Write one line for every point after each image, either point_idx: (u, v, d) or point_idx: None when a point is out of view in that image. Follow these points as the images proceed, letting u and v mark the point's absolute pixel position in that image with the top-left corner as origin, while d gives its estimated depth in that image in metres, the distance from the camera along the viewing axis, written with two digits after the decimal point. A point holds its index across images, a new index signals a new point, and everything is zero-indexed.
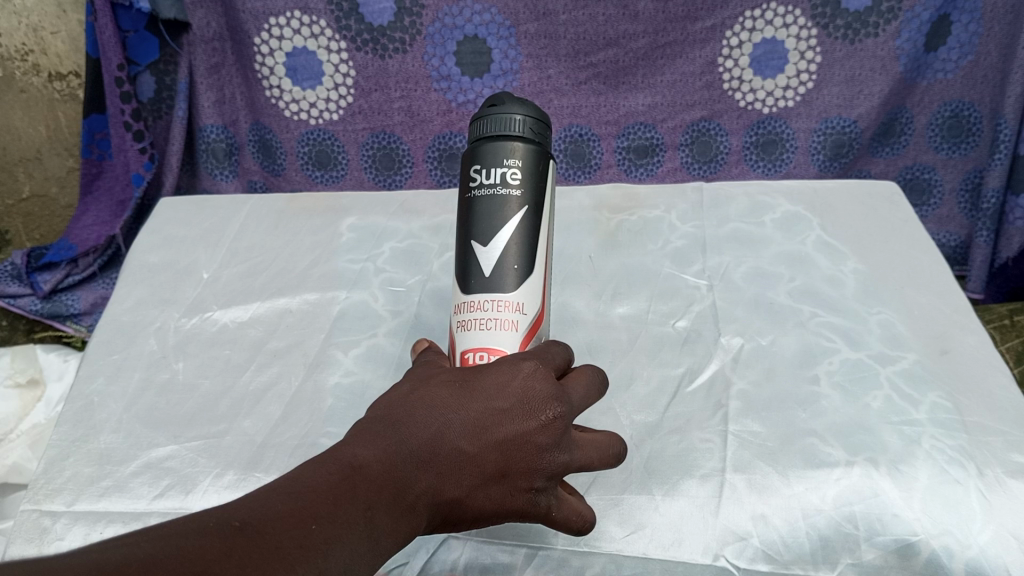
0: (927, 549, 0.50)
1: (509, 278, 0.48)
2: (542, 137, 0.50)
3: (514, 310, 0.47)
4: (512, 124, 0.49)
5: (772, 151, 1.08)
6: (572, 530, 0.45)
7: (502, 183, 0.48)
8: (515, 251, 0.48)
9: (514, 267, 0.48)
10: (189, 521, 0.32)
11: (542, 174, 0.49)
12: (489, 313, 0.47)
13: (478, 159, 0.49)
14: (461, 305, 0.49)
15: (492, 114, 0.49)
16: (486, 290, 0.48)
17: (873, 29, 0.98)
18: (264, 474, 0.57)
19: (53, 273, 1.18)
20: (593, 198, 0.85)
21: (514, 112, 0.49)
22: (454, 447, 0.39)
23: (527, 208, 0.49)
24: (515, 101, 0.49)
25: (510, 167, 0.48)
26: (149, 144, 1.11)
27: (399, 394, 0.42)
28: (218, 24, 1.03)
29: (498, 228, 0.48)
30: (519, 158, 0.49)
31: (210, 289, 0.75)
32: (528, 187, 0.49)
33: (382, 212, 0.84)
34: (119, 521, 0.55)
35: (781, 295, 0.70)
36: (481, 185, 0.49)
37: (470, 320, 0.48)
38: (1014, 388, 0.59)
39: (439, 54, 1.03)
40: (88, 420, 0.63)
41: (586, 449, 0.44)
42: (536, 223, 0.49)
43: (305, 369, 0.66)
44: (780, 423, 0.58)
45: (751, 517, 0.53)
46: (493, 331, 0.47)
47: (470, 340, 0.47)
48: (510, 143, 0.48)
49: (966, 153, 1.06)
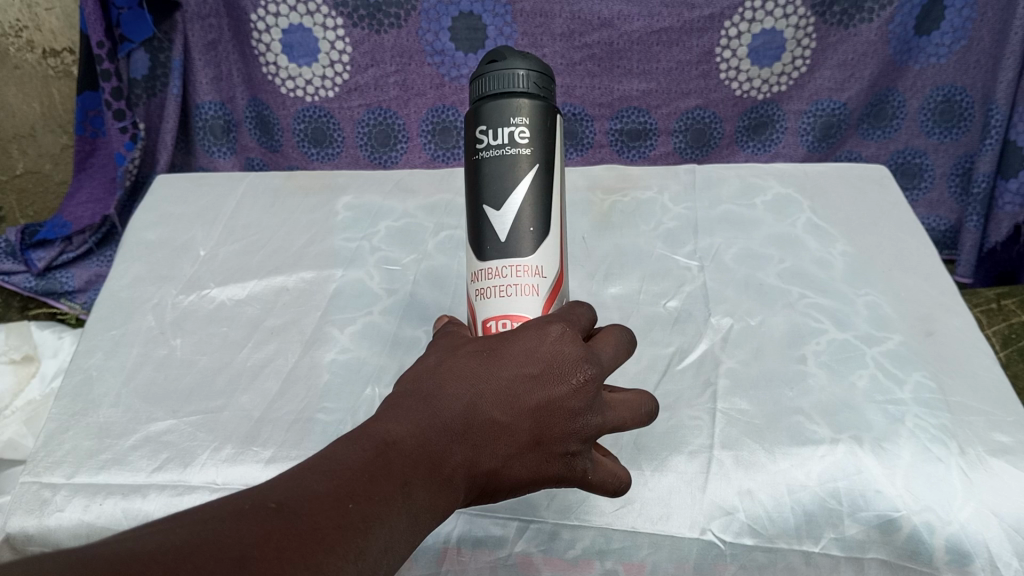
0: (908, 524, 0.51)
1: (526, 242, 0.48)
2: (547, 89, 0.49)
3: (533, 275, 0.48)
4: (514, 80, 0.48)
5: (763, 132, 1.10)
6: (607, 491, 0.46)
7: (510, 144, 0.48)
8: (530, 213, 0.48)
9: (530, 231, 0.48)
10: (225, 505, 0.32)
11: (549, 128, 0.49)
12: (508, 279, 0.48)
13: (482, 120, 0.48)
14: (478, 272, 0.49)
15: (492, 71, 0.48)
16: (503, 256, 0.48)
17: (868, 14, 0.98)
18: (261, 449, 0.58)
19: (47, 250, 1.18)
20: (587, 179, 0.85)
21: (515, 67, 0.48)
22: (487, 417, 0.40)
23: (537, 167, 0.49)
24: (513, 53, 0.48)
25: (517, 126, 0.48)
26: (131, 123, 1.09)
27: (428, 367, 0.42)
28: (215, 0, 1.03)
29: (510, 191, 0.48)
30: (525, 115, 0.48)
31: (207, 266, 0.76)
32: (535, 144, 0.48)
33: (377, 192, 0.85)
34: (118, 493, 0.56)
35: (771, 276, 0.71)
36: (488, 147, 0.48)
37: (490, 288, 0.48)
38: (997, 369, 0.61)
39: (433, 30, 1.03)
40: (87, 395, 0.64)
41: (617, 409, 0.45)
42: (546, 179, 0.49)
43: (302, 346, 0.67)
44: (768, 401, 0.59)
45: (738, 492, 0.54)
46: (514, 298, 0.48)
47: (491, 309, 0.48)
48: (515, 101, 0.48)
49: (957, 137, 1.07)
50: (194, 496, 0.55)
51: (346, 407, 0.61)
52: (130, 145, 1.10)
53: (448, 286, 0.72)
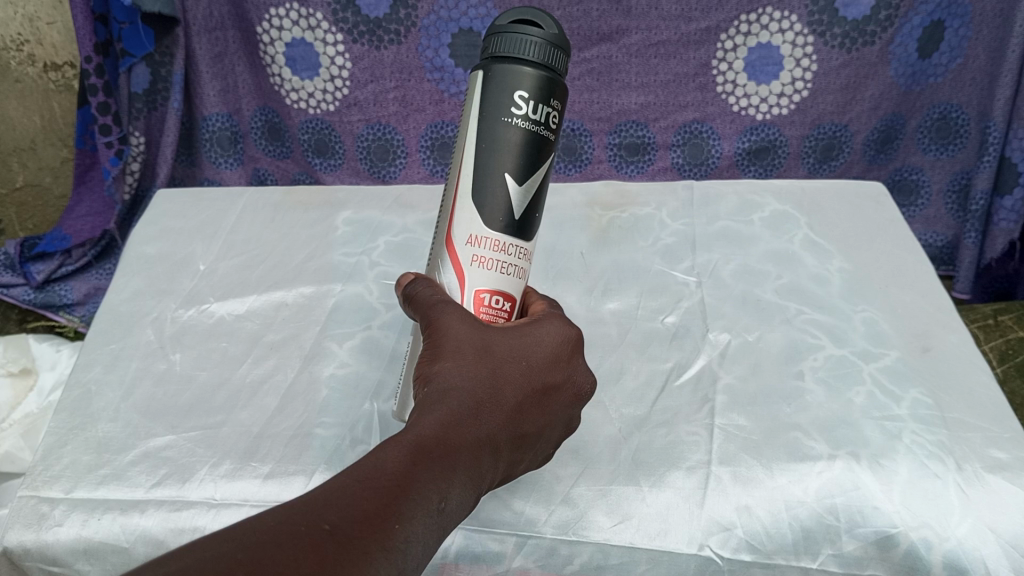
0: (906, 541, 0.52)
1: (529, 223, 0.49)
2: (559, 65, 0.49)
3: (526, 259, 0.50)
4: (562, 57, 0.46)
5: (765, 157, 1.10)
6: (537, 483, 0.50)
7: (545, 124, 0.47)
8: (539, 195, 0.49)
9: (535, 211, 0.50)
10: (280, 525, 0.31)
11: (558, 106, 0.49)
12: (508, 258, 0.49)
13: (528, 89, 0.46)
14: (474, 235, 0.48)
15: (534, 41, 0.45)
16: (512, 232, 0.49)
17: (871, 37, 0.99)
18: (260, 464, 0.58)
19: (46, 263, 1.18)
20: (584, 195, 0.86)
21: (549, 42, 0.45)
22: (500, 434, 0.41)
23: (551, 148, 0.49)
24: (546, 26, 0.46)
25: (554, 108, 0.47)
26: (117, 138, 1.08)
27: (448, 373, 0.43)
28: (221, 13, 1.04)
29: (536, 170, 0.48)
30: (561, 98, 0.47)
31: (206, 281, 0.76)
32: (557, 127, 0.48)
33: (376, 207, 0.85)
34: (117, 509, 0.56)
35: (768, 292, 0.71)
36: (524, 118, 0.46)
37: (488, 258, 0.48)
38: (993, 386, 0.61)
39: (433, 46, 1.04)
40: (85, 409, 0.64)
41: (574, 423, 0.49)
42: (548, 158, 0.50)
43: (301, 362, 0.67)
44: (765, 417, 0.60)
45: (735, 508, 0.54)
46: (509, 277, 0.49)
47: (487, 282, 0.49)
48: (559, 83, 0.47)
49: (953, 154, 1.08)
50: (192, 512, 0.55)
51: (344, 422, 0.61)
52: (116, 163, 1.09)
53: None
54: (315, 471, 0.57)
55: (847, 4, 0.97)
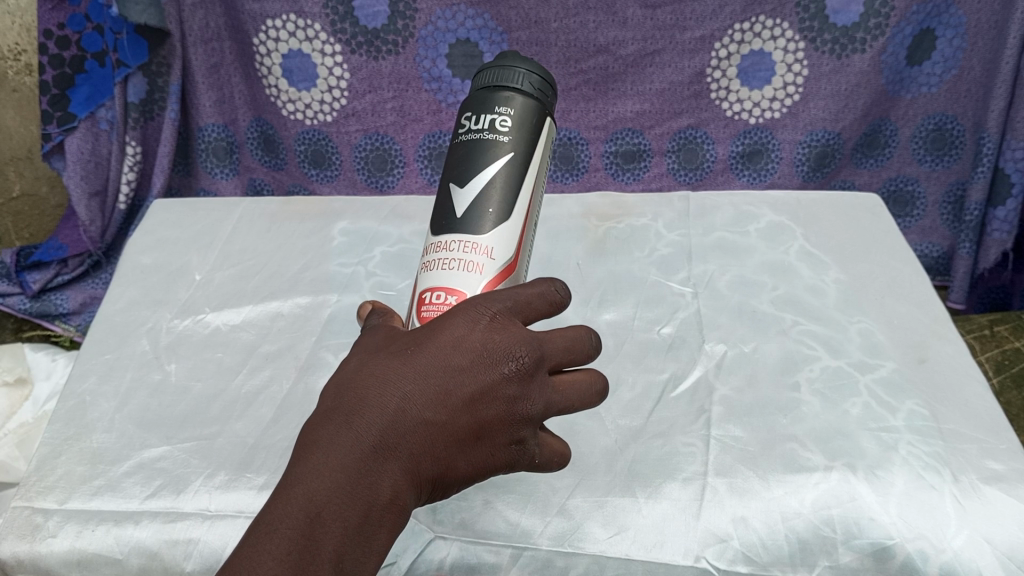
0: (902, 552, 0.52)
1: (484, 220, 0.46)
2: (542, 94, 0.49)
3: (481, 253, 0.45)
4: (514, 77, 0.48)
5: (758, 162, 1.10)
6: (555, 468, 0.45)
7: (489, 129, 0.48)
8: (492, 195, 0.47)
9: (491, 210, 0.47)
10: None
11: (534, 128, 0.48)
12: (453, 254, 0.46)
13: (474, 105, 0.49)
14: (431, 246, 0.48)
15: (510, 68, 0.48)
16: (456, 231, 0.47)
17: (861, 45, 0.99)
18: (255, 475, 0.58)
19: (43, 272, 1.19)
20: (581, 206, 0.86)
21: (530, 69, 0.48)
22: (421, 419, 0.38)
23: (513, 155, 0.48)
24: (523, 61, 0.49)
25: (500, 114, 0.48)
26: (55, 130, 1.07)
27: (352, 371, 0.40)
28: (217, 24, 1.04)
29: (480, 169, 0.47)
30: (512, 107, 0.48)
31: (202, 291, 0.76)
32: (519, 137, 0.48)
33: (373, 217, 0.86)
34: (111, 520, 0.56)
35: (764, 303, 0.71)
36: (471, 130, 0.49)
37: (435, 261, 0.46)
38: (989, 397, 0.61)
39: (431, 56, 1.04)
40: (80, 419, 0.63)
41: (563, 389, 0.43)
42: (520, 171, 0.48)
43: (297, 372, 0.67)
44: (761, 428, 0.60)
45: (731, 520, 0.54)
46: (453, 270, 0.45)
47: (430, 280, 0.46)
48: (504, 94, 0.48)
49: (948, 165, 1.09)
50: (186, 523, 0.55)
51: None
52: (44, 147, 1.08)
53: None
54: None
55: (836, 11, 0.98)
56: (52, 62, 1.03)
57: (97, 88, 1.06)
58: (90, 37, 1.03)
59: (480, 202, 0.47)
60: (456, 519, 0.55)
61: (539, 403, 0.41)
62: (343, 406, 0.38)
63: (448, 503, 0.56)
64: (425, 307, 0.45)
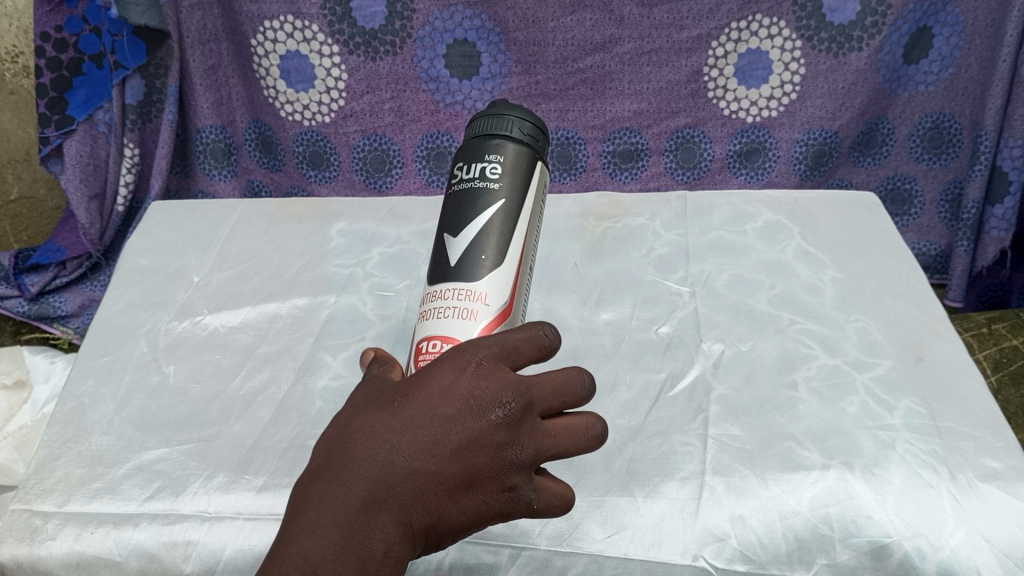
0: (900, 550, 0.52)
1: (477, 266, 0.48)
2: (534, 139, 0.52)
3: (476, 300, 0.47)
4: (506, 125, 0.52)
5: (755, 160, 1.10)
6: (561, 512, 0.44)
7: (480, 177, 0.51)
8: (485, 241, 0.49)
9: (484, 257, 0.49)
10: None
11: (525, 174, 0.51)
12: (451, 308, 0.47)
13: (464, 158, 0.52)
14: (428, 297, 0.49)
15: (505, 115, 0.52)
16: (451, 280, 0.48)
17: (857, 43, 0.99)
18: (254, 477, 0.58)
19: (41, 274, 1.20)
20: (578, 206, 0.86)
21: (521, 118, 0.52)
22: (410, 470, 0.39)
23: (505, 201, 0.50)
24: (513, 108, 0.52)
25: (489, 163, 0.51)
26: (52, 133, 1.07)
27: (346, 422, 0.41)
28: (214, 25, 1.04)
29: (472, 218, 0.50)
30: (502, 154, 0.51)
31: (200, 293, 0.76)
32: (508, 181, 0.50)
33: (371, 218, 0.86)
34: (110, 523, 0.56)
35: (761, 302, 0.72)
36: (463, 180, 0.52)
37: (432, 310, 0.48)
38: (986, 395, 0.61)
39: (428, 57, 1.04)
40: (79, 422, 0.64)
41: (555, 434, 0.42)
42: (512, 215, 0.50)
43: (295, 373, 0.67)
44: (759, 426, 0.60)
45: (729, 518, 0.54)
46: (450, 320, 0.47)
47: (428, 330, 0.47)
48: (496, 142, 0.51)
49: (945, 163, 1.09)
50: (185, 525, 0.55)
51: None
52: (43, 151, 1.08)
53: None
54: None
55: (833, 9, 0.98)
56: (50, 65, 1.03)
57: (94, 90, 1.06)
58: (87, 39, 1.02)
59: (473, 248, 0.49)
60: None
61: (527, 448, 0.41)
62: (331, 462, 0.39)
63: None
64: (422, 356, 0.47)
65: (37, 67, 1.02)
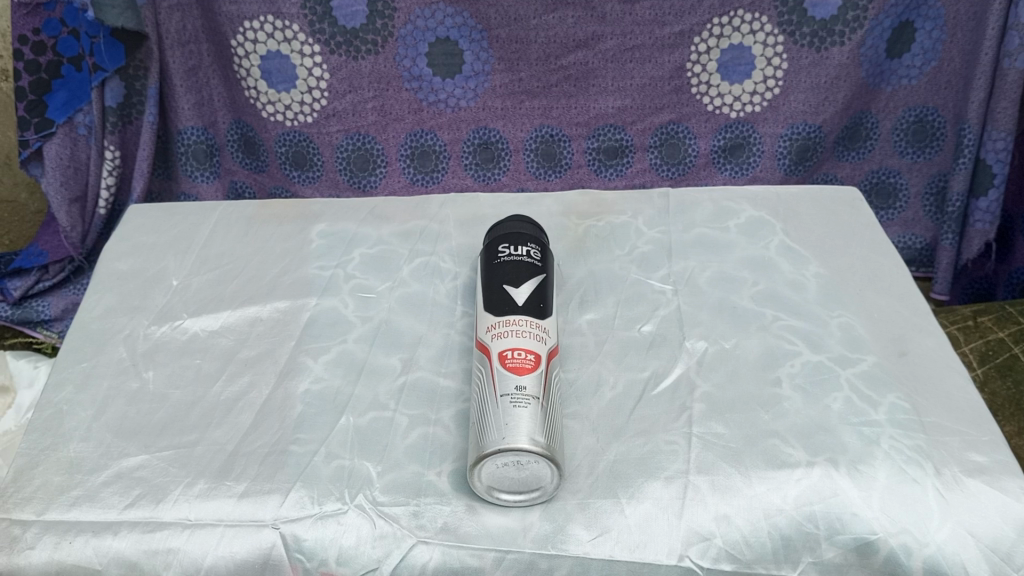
0: (886, 547, 0.52)
1: (540, 311, 0.62)
2: (547, 249, 0.70)
3: (544, 334, 0.61)
4: (534, 228, 0.71)
5: (739, 155, 1.09)
6: None
7: (525, 253, 0.67)
8: (539, 296, 0.64)
9: (541, 305, 0.63)
10: None
11: (548, 258, 0.69)
12: (529, 331, 0.60)
13: (505, 241, 0.69)
14: (496, 325, 0.61)
15: (527, 221, 0.71)
16: (522, 313, 0.61)
17: (839, 38, 0.99)
18: (235, 483, 0.57)
19: (24, 279, 1.18)
20: (561, 204, 0.86)
21: (539, 230, 0.72)
22: None
23: (543, 273, 0.66)
24: (534, 223, 0.72)
25: (529, 247, 0.68)
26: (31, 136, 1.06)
27: None
28: (194, 26, 1.03)
29: (524, 279, 0.65)
30: (535, 244, 0.69)
31: (179, 296, 0.76)
32: (546, 265, 0.68)
33: (351, 219, 0.85)
34: (89, 531, 0.55)
35: (744, 298, 0.71)
36: (507, 254, 0.67)
37: (508, 331, 0.60)
38: (969, 390, 0.61)
39: (411, 55, 1.03)
40: (56, 429, 0.63)
41: None
42: (548, 284, 0.66)
43: (276, 377, 0.66)
44: (743, 424, 0.60)
45: (714, 518, 0.53)
46: (527, 339, 0.59)
47: (508, 343, 0.59)
48: (531, 238, 0.69)
49: (930, 157, 1.09)
50: (166, 533, 0.54)
51: (321, 437, 0.61)
52: (22, 155, 1.08)
53: (423, 312, 0.73)
54: (290, 489, 0.56)
55: (815, 4, 0.98)
56: (28, 68, 1.02)
57: (74, 93, 1.05)
58: (66, 42, 1.01)
59: (534, 297, 0.63)
60: (439, 523, 0.54)
61: None
62: None
63: (430, 508, 0.55)
64: (509, 359, 0.58)
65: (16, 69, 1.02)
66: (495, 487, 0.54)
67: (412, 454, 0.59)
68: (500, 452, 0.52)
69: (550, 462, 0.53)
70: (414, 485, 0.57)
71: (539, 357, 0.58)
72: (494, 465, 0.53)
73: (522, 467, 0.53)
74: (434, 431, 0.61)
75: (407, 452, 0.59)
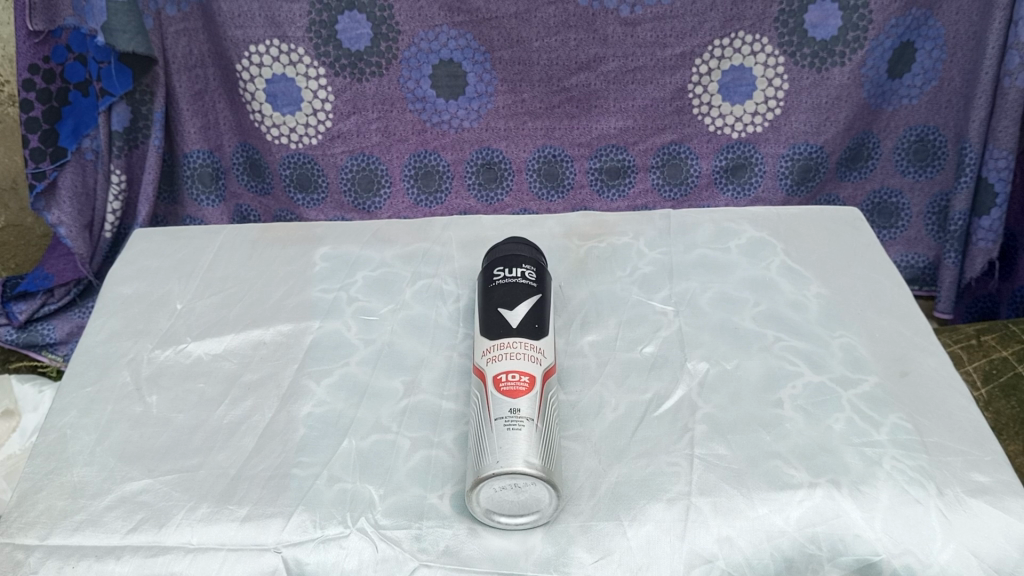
0: (889, 569, 0.52)
1: (533, 332, 0.62)
2: (544, 269, 0.70)
3: (538, 353, 0.61)
4: (531, 251, 0.71)
5: (741, 176, 1.09)
6: None
7: (521, 276, 0.67)
8: (534, 316, 0.64)
9: (536, 325, 0.63)
10: None
11: (545, 279, 0.69)
12: (523, 352, 0.60)
13: (500, 264, 0.69)
14: (491, 348, 0.61)
15: (524, 245, 0.72)
16: (516, 335, 0.61)
17: (840, 58, 1.00)
18: (237, 507, 0.57)
19: (29, 302, 1.18)
20: (563, 226, 0.87)
21: (534, 252, 0.72)
22: None
23: (539, 294, 0.66)
24: (530, 244, 0.72)
25: (525, 269, 0.68)
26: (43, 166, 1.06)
27: None
28: (201, 51, 1.04)
29: (520, 301, 0.65)
30: (531, 266, 0.69)
31: (183, 320, 0.76)
32: (542, 286, 0.68)
33: (354, 242, 0.86)
34: (92, 555, 0.55)
35: (746, 319, 0.71)
36: (503, 277, 0.67)
37: (501, 354, 0.60)
38: (972, 410, 0.61)
39: (414, 77, 1.04)
40: (60, 453, 0.63)
41: None
42: (544, 305, 0.66)
43: (279, 401, 0.67)
44: (744, 445, 0.60)
45: (716, 540, 0.53)
46: (521, 360, 0.59)
47: (504, 365, 0.59)
48: (526, 260, 0.69)
49: (931, 176, 1.10)
50: (168, 557, 0.54)
51: (323, 460, 0.61)
52: (38, 187, 1.07)
53: (425, 334, 0.74)
54: (293, 513, 0.57)
55: (815, 25, 0.99)
56: (40, 97, 1.03)
57: (81, 119, 1.06)
58: (73, 68, 1.03)
59: (529, 318, 0.63)
60: (441, 546, 0.54)
61: None
62: None
63: (433, 531, 0.55)
64: (503, 382, 0.58)
65: (28, 100, 1.02)
66: (494, 510, 0.54)
67: (414, 477, 0.59)
68: (496, 476, 0.52)
69: (547, 485, 0.53)
70: (416, 508, 0.57)
71: (534, 378, 0.58)
72: (491, 489, 0.53)
73: (520, 490, 0.53)
74: (435, 455, 0.61)
75: (409, 475, 0.59)
